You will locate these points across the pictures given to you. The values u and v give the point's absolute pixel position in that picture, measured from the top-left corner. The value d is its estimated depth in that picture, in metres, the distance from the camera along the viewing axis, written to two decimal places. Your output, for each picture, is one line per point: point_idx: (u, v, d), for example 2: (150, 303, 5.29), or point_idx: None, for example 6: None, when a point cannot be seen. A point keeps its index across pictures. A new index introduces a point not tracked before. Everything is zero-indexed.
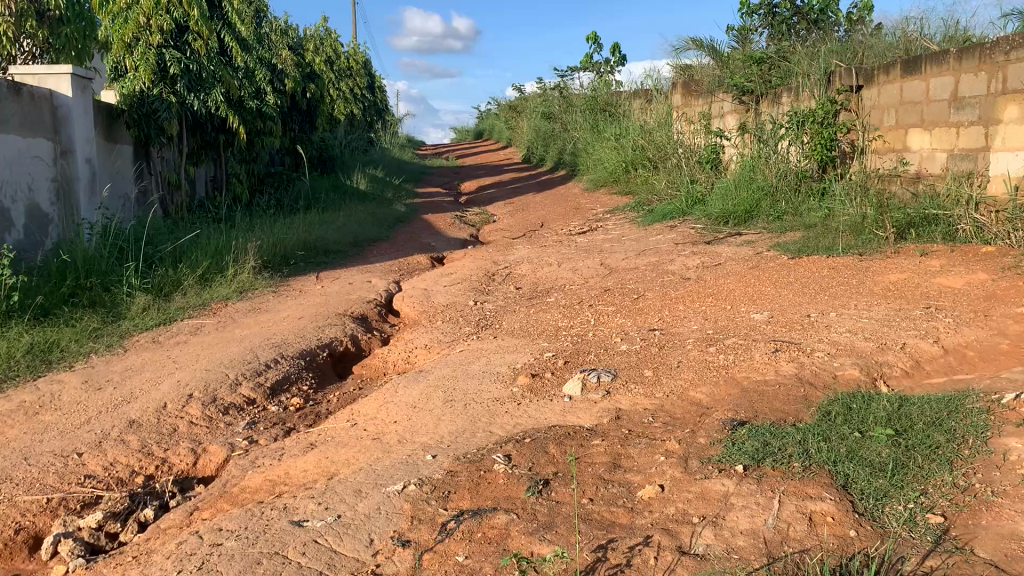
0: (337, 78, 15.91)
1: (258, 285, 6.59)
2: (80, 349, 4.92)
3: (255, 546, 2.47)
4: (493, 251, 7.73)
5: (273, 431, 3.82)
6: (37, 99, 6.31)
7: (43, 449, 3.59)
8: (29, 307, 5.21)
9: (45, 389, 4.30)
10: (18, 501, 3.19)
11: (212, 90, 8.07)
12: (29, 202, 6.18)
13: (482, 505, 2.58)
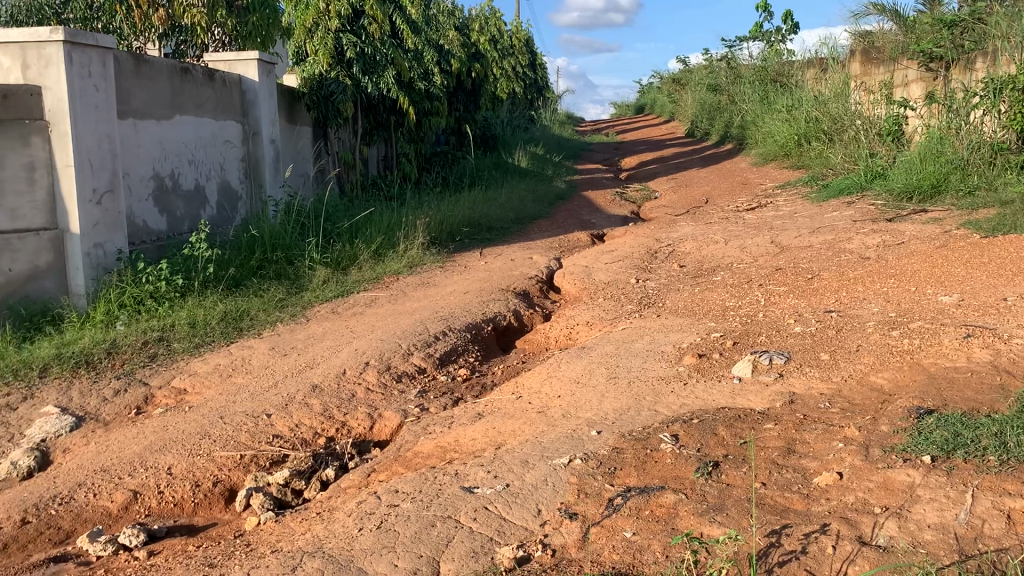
0: (501, 56, 16.12)
1: (427, 260, 6.82)
2: (268, 318, 5.28)
3: (430, 509, 2.58)
4: (656, 228, 7.62)
5: (443, 401, 3.97)
6: (228, 84, 6.77)
7: (237, 409, 3.89)
8: (223, 279, 5.65)
9: (237, 353, 4.66)
10: (216, 456, 3.49)
11: (384, 73, 8.42)
12: (221, 181, 6.66)
13: (649, 483, 2.58)
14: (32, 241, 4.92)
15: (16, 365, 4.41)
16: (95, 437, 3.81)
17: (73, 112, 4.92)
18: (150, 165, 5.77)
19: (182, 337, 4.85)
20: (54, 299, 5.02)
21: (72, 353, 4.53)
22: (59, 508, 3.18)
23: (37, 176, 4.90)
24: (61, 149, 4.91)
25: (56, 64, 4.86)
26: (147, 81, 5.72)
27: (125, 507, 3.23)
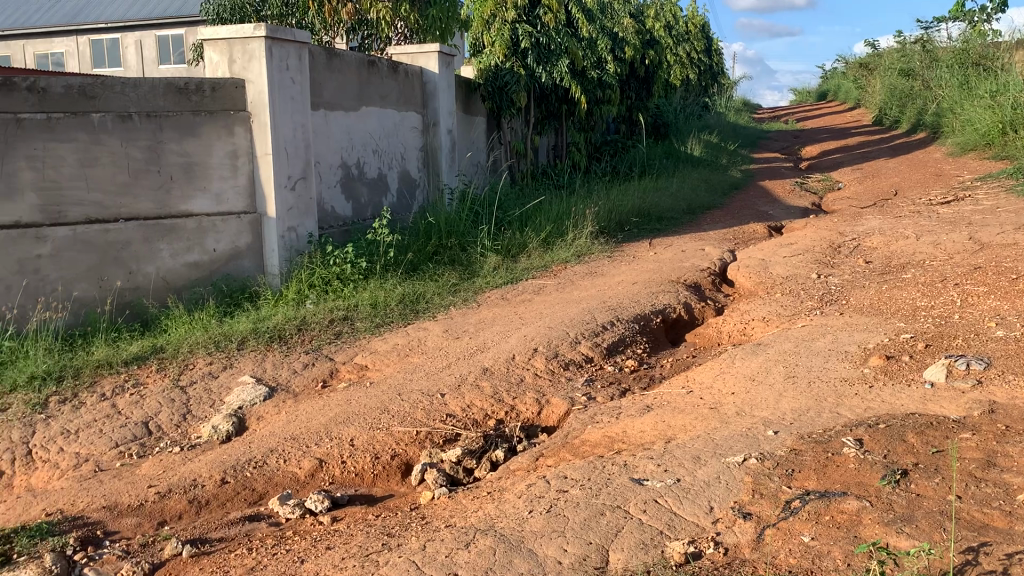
0: (676, 43, 15.82)
1: (597, 249, 6.82)
2: (442, 302, 5.47)
3: (599, 498, 2.59)
4: (839, 220, 7.25)
5: (610, 391, 3.98)
6: (410, 76, 7.05)
7: (413, 387, 4.06)
8: (401, 263, 5.91)
9: (413, 335, 4.85)
10: (394, 431, 3.66)
11: (558, 63, 8.41)
12: (401, 169, 6.95)
13: (830, 488, 2.48)
14: (234, 224, 5.31)
15: (218, 337, 4.79)
16: (285, 406, 4.10)
17: (272, 103, 5.28)
18: (338, 154, 6.10)
19: (364, 317, 5.11)
20: (252, 278, 5.42)
21: (267, 328, 4.88)
22: (254, 470, 3.44)
23: (240, 163, 5.30)
24: (260, 138, 5.29)
25: (259, 58, 5.23)
26: (337, 74, 6.04)
27: (312, 474, 3.45)
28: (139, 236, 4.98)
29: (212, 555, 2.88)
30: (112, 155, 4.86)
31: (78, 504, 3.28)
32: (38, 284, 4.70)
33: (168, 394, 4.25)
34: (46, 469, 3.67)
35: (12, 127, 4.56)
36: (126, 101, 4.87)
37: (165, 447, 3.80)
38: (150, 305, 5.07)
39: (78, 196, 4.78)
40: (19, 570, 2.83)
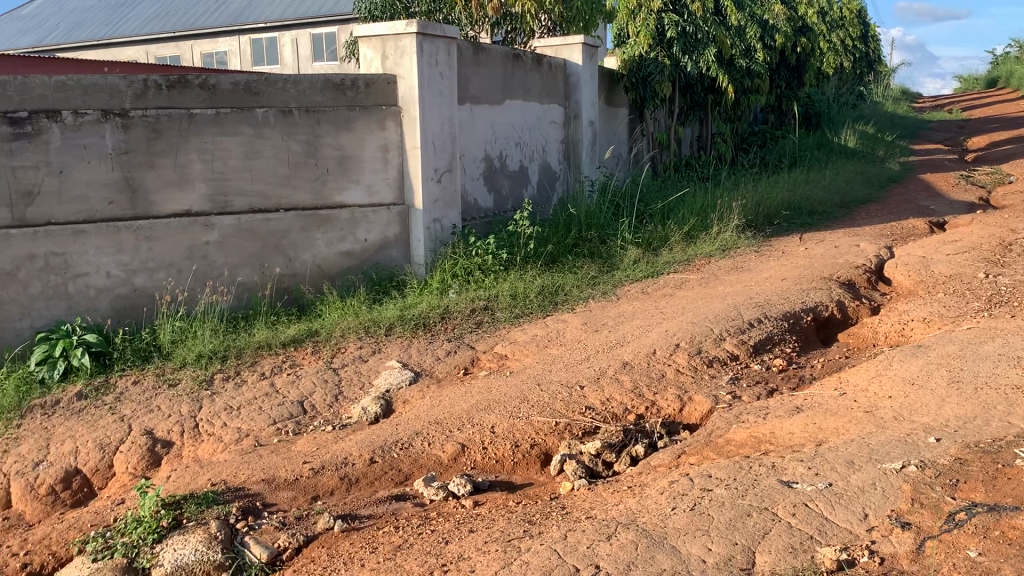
0: (829, 29, 15.14)
1: (742, 243, 6.64)
2: (581, 294, 5.48)
3: (745, 498, 2.53)
4: (1011, 216, 6.76)
5: (757, 390, 3.88)
6: (554, 68, 7.08)
7: (553, 378, 4.08)
8: (542, 254, 5.96)
9: (553, 326, 4.88)
10: (533, 421, 3.71)
11: (704, 51, 8.26)
12: (543, 161, 7.00)
13: (1000, 501, 2.33)
14: (383, 214, 5.50)
15: (367, 323, 4.98)
16: (429, 391, 4.22)
17: (421, 97, 5.43)
18: (482, 146, 6.21)
19: (505, 307, 5.19)
20: (399, 267, 5.60)
21: (412, 316, 5.03)
22: (400, 452, 3.56)
23: (390, 156, 5.49)
24: (410, 132, 5.46)
25: (410, 54, 5.38)
26: (483, 68, 6.14)
27: (454, 459, 3.54)
28: (297, 226, 5.24)
29: (362, 531, 3.01)
30: (274, 148, 5.14)
31: (240, 476, 3.48)
32: (207, 269, 5.04)
33: (320, 375, 4.47)
34: (211, 442, 3.93)
35: (185, 121, 4.88)
36: (287, 97, 5.13)
37: (318, 427, 3.99)
38: (306, 291, 5.33)
39: (243, 187, 5.08)
40: (189, 534, 3.05)
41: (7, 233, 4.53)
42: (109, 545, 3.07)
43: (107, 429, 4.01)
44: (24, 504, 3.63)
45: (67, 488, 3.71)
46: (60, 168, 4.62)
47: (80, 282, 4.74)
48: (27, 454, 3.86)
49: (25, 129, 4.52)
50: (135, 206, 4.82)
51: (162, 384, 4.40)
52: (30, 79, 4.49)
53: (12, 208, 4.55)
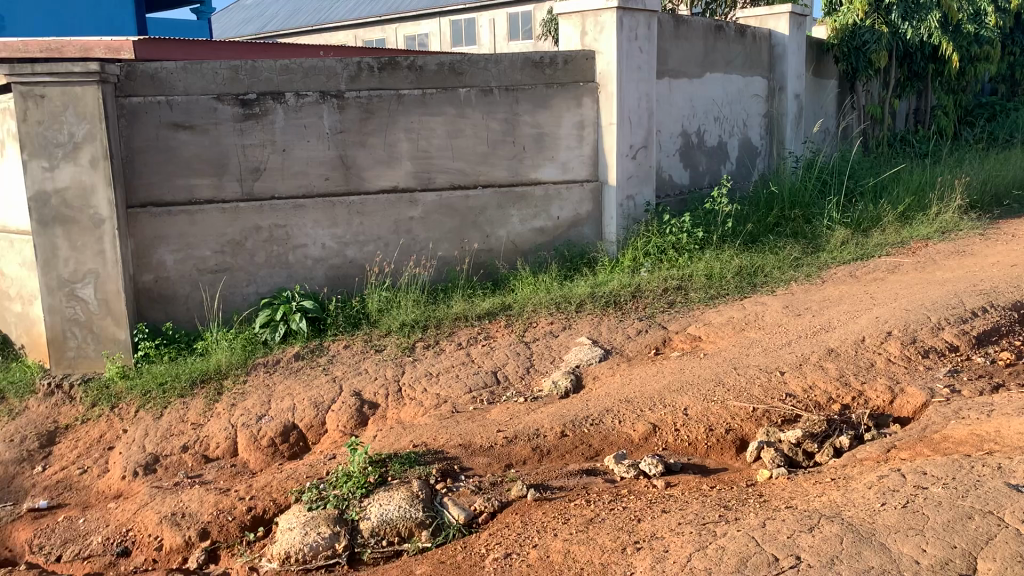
0: None
1: (965, 225, 6.12)
2: (782, 276, 5.26)
3: (966, 500, 2.36)
4: None
5: (980, 385, 3.63)
6: (757, 39, 6.82)
7: (751, 362, 3.95)
8: (740, 234, 5.78)
9: (751, 308, 4.72)
10: (729, 405, 3.62)
11: (926, 16, 7.69)
12: (743, 137, 6.77)
13: None
14: (578, 191, 5.53)
15: (559, 298, 5.03)
16: (621, 369, 4.23)
17: (620, 73, 5.40)
18: (680, 121, 6.09)
19: (699, 288, 5.08)
20: (592, 244, 5.62)
21: (604, 293, 5.02)
22: (591, 427, 3.59)
23: (586, 133, 5.50)
24: (607, 108, 5.44)
25: (609, 29, 5.36)
26: (684, 41, 6.01)
27: (645, 438, 3.53)
28: (494, 202, 5.38)
29: (554, 501, 3.09)
30: (475, 126, 5.29)
31: (438, 440, 3.63)
32: (410, 242, 5.28)
33: (514, 348, 4.58)
34: (413, 406, 4.15)
35: (394, 102, 5.12)
36: (488, 76, 5.26)
37: (512, 397, 4.11)
38: (501, 266, 5.47)
39: (445, 164, 5.27)
40: (393, 492, 3.23)
41: (237, 206, 4.95)
42: (322, 496, 3.31)
43: (320, 388, 4.32)
44: (249, 453, 3.99)
45: (285, 440, 4.04)
46: (283, 147, 4.99)
47: (299, 253, 5.10)
48: (252, 408, 4.23)
49: (254, 110, 4.91)
50: (348, 182, 5.13)
51: (368, 349, 4.68)
52: (259, 63, 4.87)
53: (241, 183, 4.96)
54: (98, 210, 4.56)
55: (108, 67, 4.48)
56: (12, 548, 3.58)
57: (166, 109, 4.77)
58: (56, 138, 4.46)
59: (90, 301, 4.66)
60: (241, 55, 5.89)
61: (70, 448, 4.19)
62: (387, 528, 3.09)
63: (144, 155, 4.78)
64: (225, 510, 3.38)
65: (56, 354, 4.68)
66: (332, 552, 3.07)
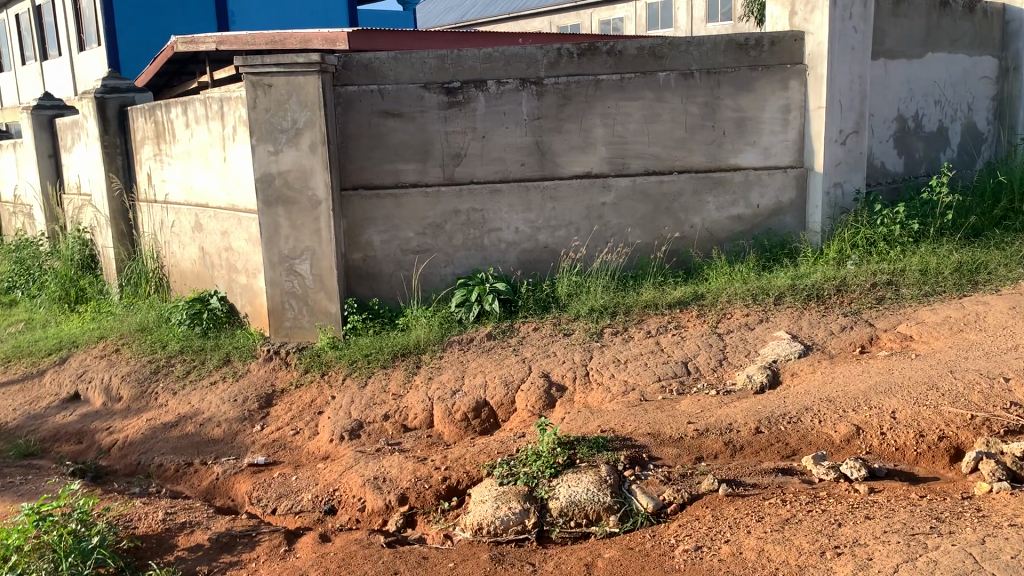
0: None
1: None
2: (1009, 274, 4.82)
3: None
4: None
5: None
6: (989, 15, 6.27)
7: (970, 366, 3.67)
8: (961, 227, 5.37)
9: (971, 308, 4.37)
10: (943, 411, 3.37)
11: None
12: (967, 121, 6.25)
13: None
14: (780, 178, 5.32)
15: (756, 290, 4.87)
16: (821, 366, 4.05)
17: (831, 55, 5.12)
18: (897, 105, 5.70)
19: (911, 283, 4.75)
20: (793, 234, 5.40)
21: (805, 286, 4.81)
22: (788, 425, 3.46)
23: (791, 117, 5.27)
24: (816, 92, 5.19)
25: (821, 9, 5.10)
26: (904, 18, 5.61)
27: (848, 440, 3.36)
28: (690, 189, 5.28)
29: (747, 498, 3.02)
30: (673, 111, 5.20)
31: (627, 427, 3.63)
32: (603, 228, 5.30)
33: (707, 339, 4.48)
34: (601, 391, 4.18)
35: (592, 87, 5.13)
36: (689, 60, 5.15)
37: (703, 389, 4.05)
38: (695, 254, 5.38)
39: (641, 150, 5.23)
40: (581, 474, 3.27)
41: (439, 190, 5.15)
42: (513, 472, 3.41)
43: (511, 368, 4.44)
44: (443, 426, 4.17)
45: (477, 416, 4.19)
46: (483, 133, 5.13)
47: (494, 236, 5.25)
48: (447, 382, 4.42)
49: (458, 98, 5.08)
50: (544, 167, 5.21)
51: (558, 332, 4.75)
52: (463, 52, 5.03)
53: (443, 168, 5.16)
54: (315, 192, 4.90)
55: (327, 58, 4.79)
56: (233, 498, 3.94)
57: (377, 97, 5.03)
58: (281, 124, 4.83)
59: (306, 276, 5.02)
60: (444, 45, 6.12)
61: (284, 410, 4.56)
62: (575, 509, 3.13)
63: (356, 141, 5.08)
64: (422, 478, 3.56)
65: (275, 323, 5.09)
66: (522, 528, 3.14)
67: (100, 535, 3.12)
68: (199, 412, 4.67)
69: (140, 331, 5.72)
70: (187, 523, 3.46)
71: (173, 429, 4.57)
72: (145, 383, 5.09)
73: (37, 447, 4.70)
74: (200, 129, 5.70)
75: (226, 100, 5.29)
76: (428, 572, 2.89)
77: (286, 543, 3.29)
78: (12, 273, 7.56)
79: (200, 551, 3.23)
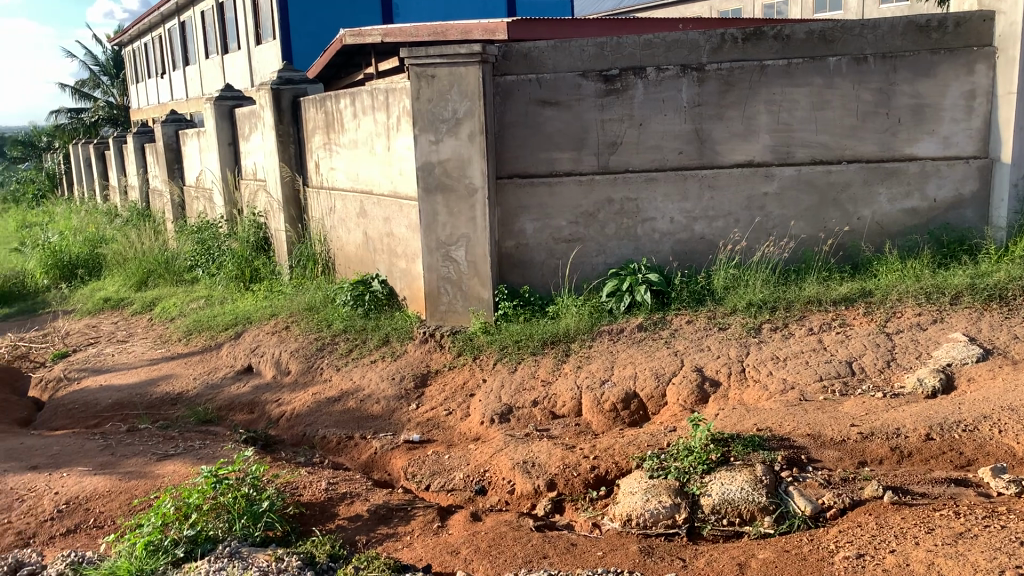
0: None
1: None
2: None
3: None
4: None
5: None
6: None
7: None
8: None
9: None
10: None
11: None
12: None
13: None
14: (961, 169, 5.00)
15: (931, 287, 4.59)
16: (1003, 373, 3.77)
17: None
18: None
19: None
20: (974, 229, 5.07)
21: (986, 286, 4.49)
22: (963, 434, 3.28)
23: (976, 104, 4.91)
24: (1006, 76, 4.80)
25: None
26: None
27: None
28: (859, 179, 5.05)
29: (915, 507, 2.86)
30: (843, 98, 4.96)
31: (785, 426, 3.51)
32: (764, 220, 5.14)
33: (874, 339, 4.26)
34: (758, 388, 4.06)
35: (756, 73, 4.96)
36: (863, 43, 4.89)
37: (868, 391, 3.86)
38: (864, 248, 5.14)
39: (806, 138, 5.03)
40: (736, 473, 3.19)
41: (594, 178, 5.14)
42: (664, 466, 3.37)
43: (662, 360, 4.38)
44: (593, 415, 4.18)
45: (627, 408, 4.17)
46: (641, 121, 5.06)
47: (648, 226, 5.19)
48: (597, 371, 4.42)
49: (616, 86, 5.03)
50: (702, 156, 5.09)
51: (713, 326, 4.64)
52: (623, 39, 4.97)
53: (599, 156, 5.14)
54: (473, 180, 5.01)
55: (489, 48, 4.86)
56: (390, 472, 4.09)
57: (536, 86, 5.07)
58: (442, 114, 4.96)
59: (461, 262, 5.15)
60: (603, 33, 6.10)
61: (438, 390, 4.70)
62: (729, 507, 3.06)
63: (513, 129, 5.14)
64: (571, 466, 3.59)
65: (431, 307, 5.26)
66: (672, 522, 3.10)
67: (269, 499, 3.34)
68: (360, 388, 4.90)
69: (308, 310, 6.05)
70: (347, 494, 3.63)
71: (336, 403, 4.81)
72: (311, 359, 5.38)
73: (215, 413, 5.06)
74: (366, 119, 5.95)
75: (392, 90, 5.48)
76: (577, 559, 2.91)
77: (439, 519, 3.41)
78: (195, 252, 8.22)
79: (359, 521, 3.39)
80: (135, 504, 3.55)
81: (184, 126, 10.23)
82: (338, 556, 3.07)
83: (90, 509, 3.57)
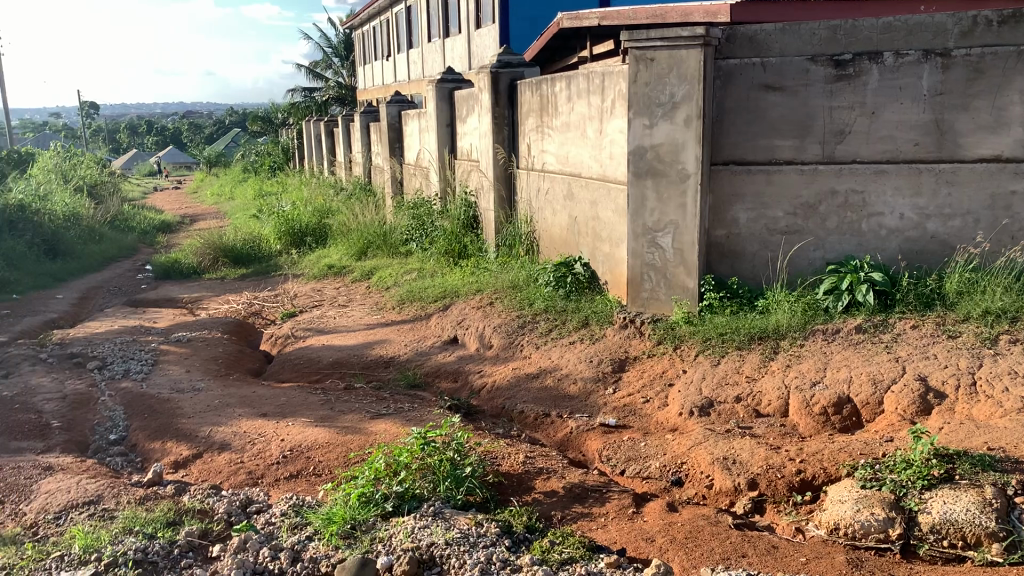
0: None
1: None
2: None
3: None
4: None
5: None
6: None
7: None
8: None
9: None
10: None
11: None
12: None
13: None
14: None
15: None
16: None
17: None
18: None
19: None
20: None
21: None
22: None
23: None
24: None
25: None
26: None
27: None
28: None
29: None
30: None
31: (1022, 449, 3.20)
32: (1010, 222, 4.70)
33: None
34: (989, 405, 3.72)
35: (1012, 59, 4.50)
36: None
37: None
38: None
39: None
40: (960, 492, 2.96)
41: (817, 169, 4.90)
42: (879, 477, 3.18)
43: (881, 366, 4.13)
44: (800, 417, 4.00)
45: (838, 412, 3.96)
46: (874, 109, 4.73)
47: (874, 221, 4.88)
48: (806, 372, 4.23)
49: (848, 71, 4.74)
50: (942, 148, 4.69)
51: (941, 333, 4.31)
52: (859, 22, 4.67)
53: (824, 145, 4.87)
54: (686, 165, 4.91)
55: (712, 31, 4.72)
56: (584, 452, 4.14)
57: (760, 70, 4.88)
58: (659, 98, 4.90)
59: (667, 250, 5.09)
60: (834, 15, 5.78)
61: (637, 376, 4.69)
62: (950, 528, 2.86)
63: (732, 115, 4.98)
64: (775, 467, 3.46)
65: (633, 293, 5.27)
66: (885, 537, 2.93)
67: (472, 466, 3.47)
68: (559, 367, 4.99)
69: (512, 288, 6.22)
70: (543, 469, 3.72)
71: (535, 380, 4.93)
72: (513, 335, 5.54)
73: (422, 379, 5.34)
74: (580, 103, 5.99)
75: (608, 74, 5.48)
76: (778, 562, 2.81)
77: (634, 505, 3.41)
78: (411, 227, 8.67)
79: (555, 496, 3.45)
80: (350, 457, 3.82)
81: (406, 107, 10.78)
82: (534, 529, 3.15)
83: (310, 458, 3.89)
